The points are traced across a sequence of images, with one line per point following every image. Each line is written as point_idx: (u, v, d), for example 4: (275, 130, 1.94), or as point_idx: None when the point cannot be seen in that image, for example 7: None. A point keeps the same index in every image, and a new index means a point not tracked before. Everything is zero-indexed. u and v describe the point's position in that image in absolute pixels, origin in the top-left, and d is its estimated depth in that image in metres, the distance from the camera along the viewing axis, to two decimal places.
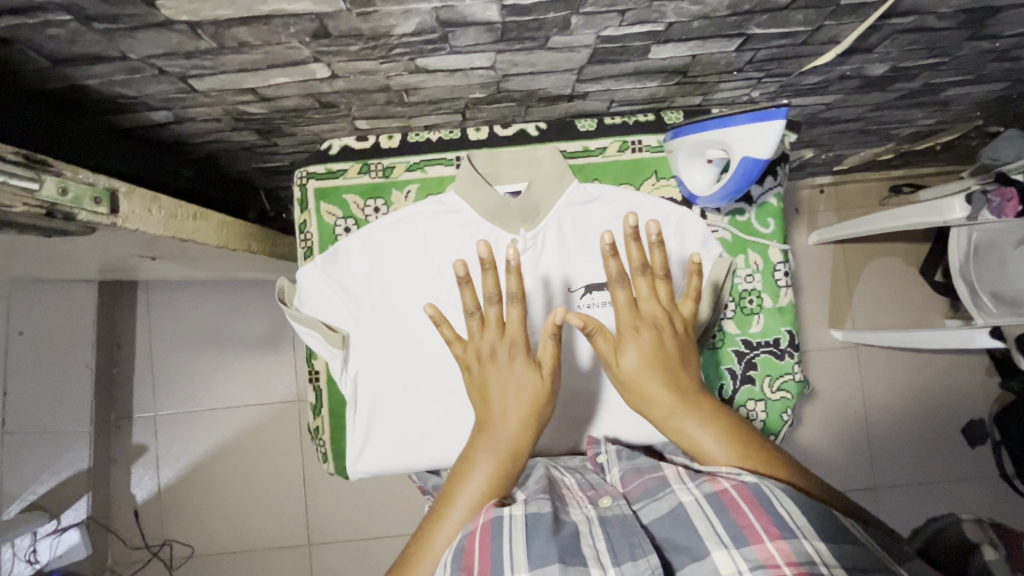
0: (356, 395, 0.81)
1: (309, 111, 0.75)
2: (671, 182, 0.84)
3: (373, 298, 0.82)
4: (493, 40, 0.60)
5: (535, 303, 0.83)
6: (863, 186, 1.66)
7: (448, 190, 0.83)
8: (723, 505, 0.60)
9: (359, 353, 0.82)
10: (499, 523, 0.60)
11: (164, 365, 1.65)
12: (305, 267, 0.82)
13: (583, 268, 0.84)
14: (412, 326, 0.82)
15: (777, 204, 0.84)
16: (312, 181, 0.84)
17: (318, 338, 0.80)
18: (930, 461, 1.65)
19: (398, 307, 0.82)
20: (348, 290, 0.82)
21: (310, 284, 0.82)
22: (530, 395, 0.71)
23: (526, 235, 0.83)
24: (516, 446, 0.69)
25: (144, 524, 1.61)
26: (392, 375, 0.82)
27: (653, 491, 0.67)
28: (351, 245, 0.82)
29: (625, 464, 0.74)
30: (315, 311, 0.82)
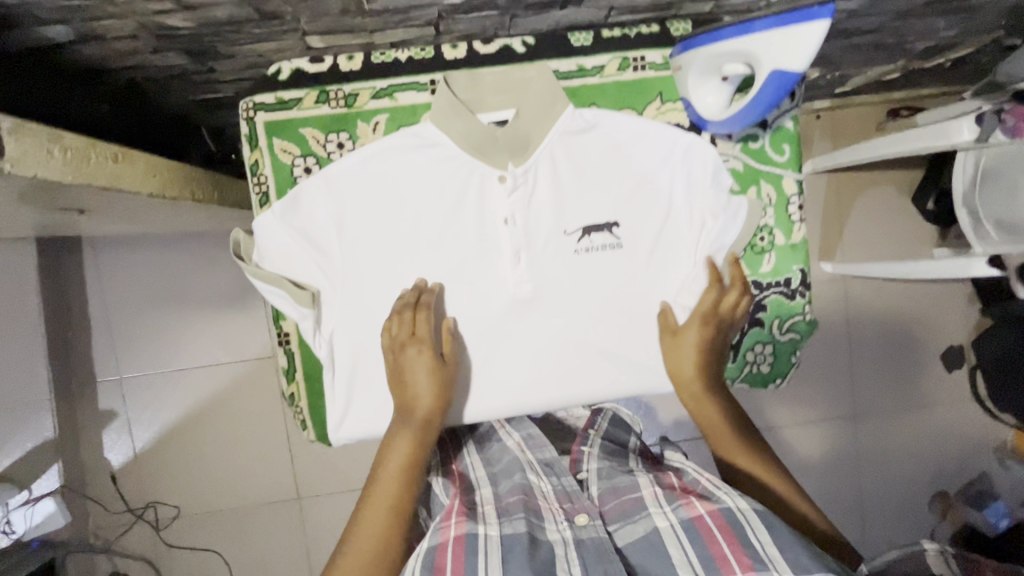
0: (333, 357, 0.74)
1: (248, 24, 0.62)
2: (677, 106, 0.75)
3: (344, 251, 0.72)
4: None
5: (505, 233, 0.73)
6: (861, 110, 1.57)
7: (423, 120, 0.72)
8: (696, 531, 0.61)
9: (332, 312, 0.73)
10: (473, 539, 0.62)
11: (123, 326, 1.53)
12: (260, 216, 0.71)
13: (581, 208, 0.75)
14: (392, 278, 0.74)
15: (792, 128, 0.76)
16: (261, 113, 0.71)
17: (285, 298, 0.70)
18: (908, 387, 1.69)
19: (373, 258, 0.73)
20: (314, 241, 0.72)
21: (268, 233, 0.70)
22: (436, 377, 0.71)
23: (516, 172, 0.72)
24: (431, 425, 0.70)
25: (124, 488, 1.55)
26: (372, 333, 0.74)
27: (631, 510, 0.67)
28: (313, 188, 0.70)
29: (603, 483, 0.74)
30: (276, 266, 0.71)
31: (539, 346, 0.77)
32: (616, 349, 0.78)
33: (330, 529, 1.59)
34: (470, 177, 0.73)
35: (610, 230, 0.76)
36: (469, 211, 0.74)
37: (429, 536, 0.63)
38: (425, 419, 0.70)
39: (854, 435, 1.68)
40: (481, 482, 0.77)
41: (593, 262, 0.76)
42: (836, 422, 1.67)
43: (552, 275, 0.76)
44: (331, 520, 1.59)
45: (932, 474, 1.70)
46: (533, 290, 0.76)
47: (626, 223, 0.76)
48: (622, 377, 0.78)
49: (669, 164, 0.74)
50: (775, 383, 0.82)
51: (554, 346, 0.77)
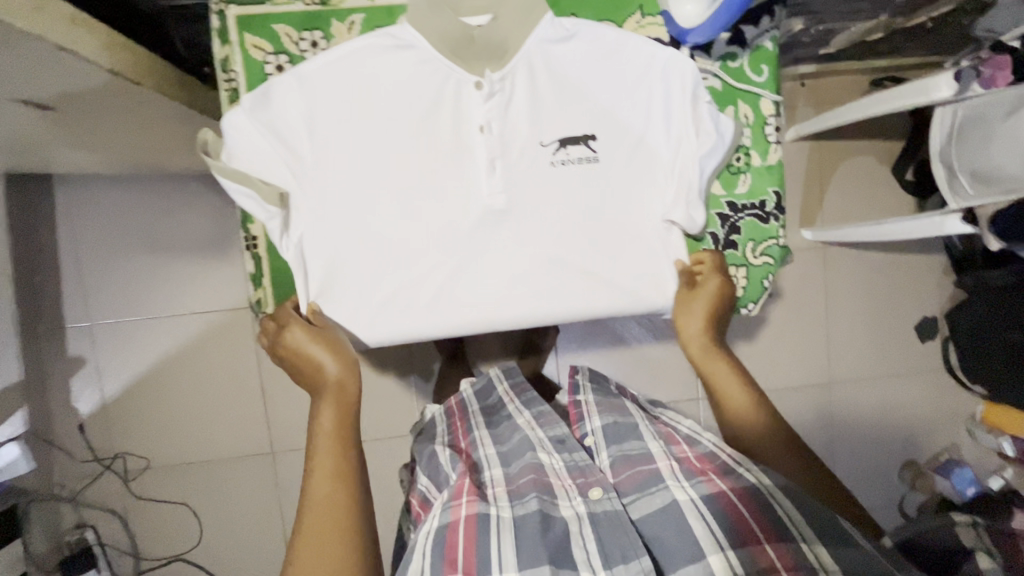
0: (302, 261, 0.79)
1: None
2: (655, 21, 0.81)
3: (325, 150, 0.76)
4: None
5: (478, 146, 0.78)
6: (845, 78, 1.59)
7: (401, 19, 0.76)
8: (716, 505, 0.66)
9: (302, 217, 0.78)
10: (485, 522, 0.68)
11: (95, 270, 1.49)
12: (229, 112, 0.74)
13: (556, 121, 0.80)
14: (374, 176, 0.78)
15: (771, 49, 0.82)
16: (233, 7, 0.73)
17: (252, 197, 0.74)
18: (883, 356, 1.71)
19: (356, 156, 0.77)
20: (292, 139, 0.75)
21: (240, 131, 0.74)
22: (324, 340, 0.78)
23: (493, 77, 0.77)
24: (342, 386, 0.77)
25: (91, 437, 1.52)
26: (341, 237, 0.79)
27: (649, 483, 0.73)
28: (285, 84, 0.74)
29: (613, 450, 0.81)
30: (252, 162, 0.75)
31: (510, 253, 0.82)
32: (594, 251, 0.84)
33: None
34: (447, 82, 0.77)
35: (588, 143, 0.81)
36: (445, 116, 0.78)
37: (440, 516, 0.70)
38: (337, 384, 0.77)
39: (829, 402, 1.70)
40: (492, 461, 0.84)
41: (570, 173, 0.82)
42: (812, 389, 1.69)
43: (526, 183, 0.81)
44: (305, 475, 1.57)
45: (904, 442, 1.73)
46: (507, 198, 0.80)
47: (602, 137, 0.81)
48: (581, 288, 0.84)
49: (635, 76, 0.80)
50: (747, 307, 0.91)
51: (526, 252, 0.82)
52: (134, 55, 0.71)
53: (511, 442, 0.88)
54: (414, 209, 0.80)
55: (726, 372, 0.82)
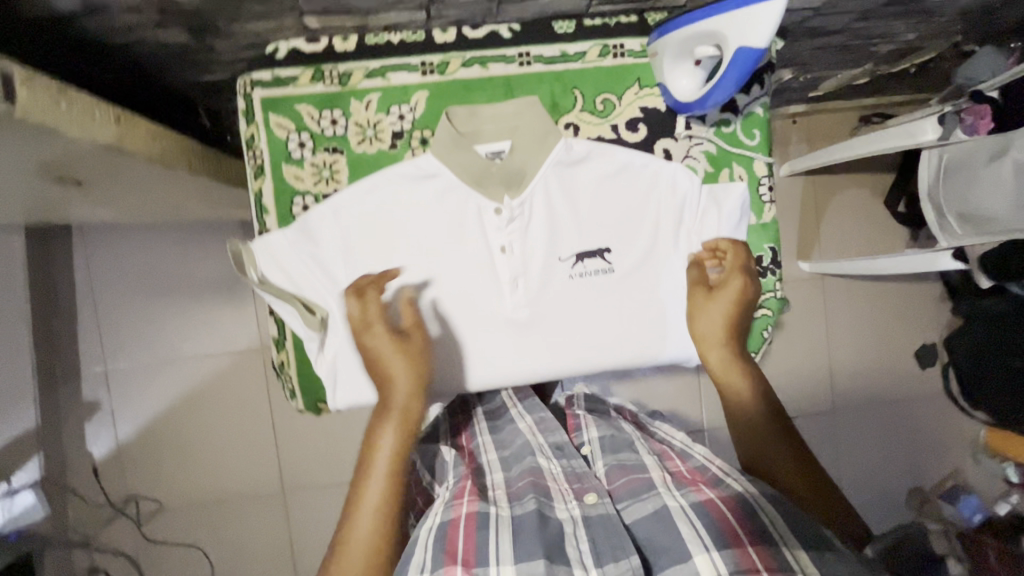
0: (332, 381, 0.76)
1: (248, 4, 0.65)
2: (655, 92, 0.78)
3: (352, 277, 0.75)
4: None
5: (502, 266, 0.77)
6: (834, 115, 1.64)
7: (418, 100, 0.75)
8: (704, 509, 0.65)
9: (336, 340, 0.75)
10: (485, 519, 0.65)
11: (111, 316, 1.53)
12: (264, 237, 0.74)
13: (578, 235, 0.78)
14: (396, 299, 0.76)
15: (763, 114, 0.82)
16: (258, 90, 0.74)
17: (293, 314, 0.74)
18: (884, 383, 1.74)
19: (381, 282, 0.75)
20: (323, 265, 0.75)
21: (276, 253, 0.74)
22: (407, 355, 0.72)
23: (511, 203, 0.76)
24: (409, 410, 0.70)
25: (106, 480, 1.53)
26: (366, 354, 0.76)
27: (640, 489, 0.72)
28: (319, 216, 0.74)
29: (610, 461, 0.82)
30: (284, 281, 0.74)
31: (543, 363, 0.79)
32: (620, 358, 0.81)
33: (315, 522, 1.58)
34: (466, 205, 0.76)
35: (601, 256, 0.79)
36: (468, 236, 0.76)
37: (440, 513, 0.67)
38: (403, 409, 0.70)
39: (832, 431, 1.72)
40: (494, 467, 0.84)
41: (591, 286, 0.79)
42: (815, 418, 1.71)
43: (547, 300, 0.79)
44: (316, 514, 1.58)
45: (909, 468, 1.74)
46: (530, 311, 0.78)
47: (616, 249, 0.79)
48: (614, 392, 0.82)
49: (656, 191, 0.79)
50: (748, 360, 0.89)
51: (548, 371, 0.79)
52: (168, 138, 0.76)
53: (514, 446, 0.89)
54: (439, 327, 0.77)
55: (739, 378, 0.76)
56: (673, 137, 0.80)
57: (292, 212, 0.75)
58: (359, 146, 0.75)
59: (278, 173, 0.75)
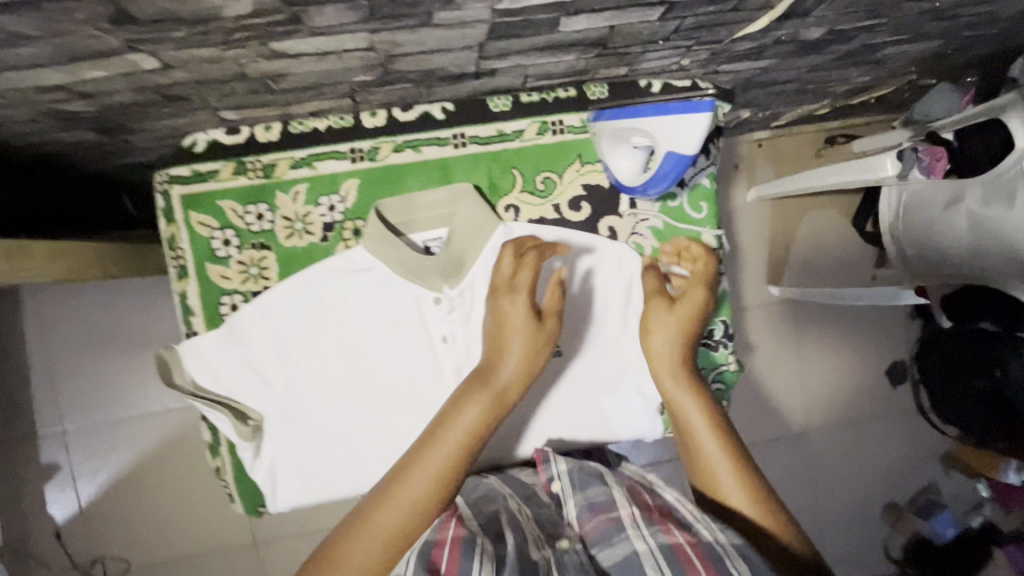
0: (272, 486, 0.73)
1: (153, 106, 0.61)
2: (597, 167, 0.77)
3: (287, 379, 0.72)
4: (361, 19, 0.48)
5: (445, 359, 0.74)
6: (799, 138, 1.62)
7: (348, 189, 0.72)
8: (678, 561, 0.53)
9: (274, 443, 0.72)
10: (471, 546, 0.54)
11: (66, 375, 1.47)
12: (192, 341, 0.71)
13: None
14: (336, 399, 0.73)
15: (710, 185, 0.80)
16: (177, 187, 0.70)
17: (226, 420, 0.70)
18: (857, 403, 1.74)
19: (319, 382, 0.72)
20: (257, 368, 0.71)
21: (204, 358, 0.71)
22: (531, 336, 0.67)
23: (451, 293, 0.73)
24: (506, 391, 0.65)
25: (69, 543, 1.48)
26: (308, 455, 0.73)
27: (607, 534, 0.59)
28: (249, 317, 0.71)
29: (579, 499, 0.66)
30: (216, 387, 0.71)
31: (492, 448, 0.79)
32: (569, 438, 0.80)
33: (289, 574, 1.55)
34: (405, 297, 0.73)
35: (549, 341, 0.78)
36: (409, 328, 0.73)
37: (427, 533, 0.58)
38: (502, 389, 0.65)
39: (807, 453, 1.72)
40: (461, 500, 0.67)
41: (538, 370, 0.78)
42: (790, 441, 1.71)
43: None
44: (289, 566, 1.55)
45: (883, 485, 1.75)
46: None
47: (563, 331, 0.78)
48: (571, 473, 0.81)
49: (600, 270, 0.79)
50: None
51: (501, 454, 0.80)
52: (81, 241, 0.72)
53: (482, 486, 0.72)
54: (381, 423, 0.74)
55: (694, 399, 0.69)
56: (617, 215, 0.79)
57: (220, 313, 0.71)
58: (288, 240, 0.72)
59: (203, 273, 0.71)
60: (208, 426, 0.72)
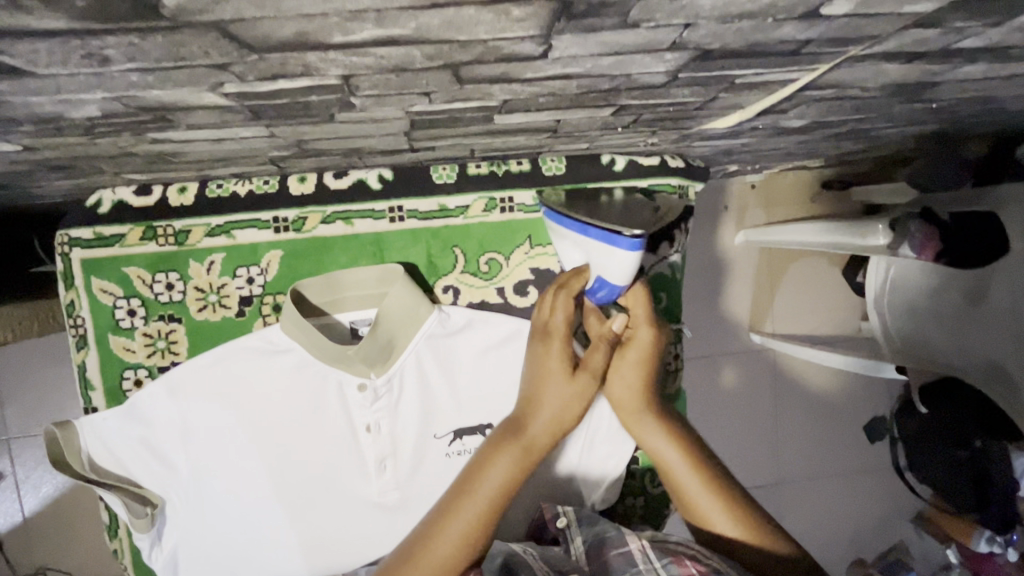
0: (172, 574, 0.67)
1: (37, 173, 0.54)
2: (547, 251, 0.70)
3: (192, 463, 0.66)
4: (247, 118, 0.41)
5: (367, 449, 0.68)
6: (795, 180, 1.53)
7: (268, 262, 0.66)
8: None
9: (176, 529, 0.67)
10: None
11: (10, 384, 1.41)
12: (91, 415, 0.65)
13: (455, 410, 0.70)
14: (245, 486, 0.67)
15: (671, 275, 0.75)
16: (77, 251, 0.63)
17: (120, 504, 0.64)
18: (831, 456, 1.69)
19: (229, 468, 0.67)
20: (159, 450, 0.66)
21: (103, 435, 0.65)
22: (572, 392, 0.63)
23: (377, 382, 0.67)
24: (540, 446, 0.62)
25: (9, 554, 1.44)
26: (212, 544, 0.67)
27: (621, 568, 0.58)
28: (152, 394, 0.65)
29: (587, 533, 0.65)
30: (113, 468, 0.65)
31: None
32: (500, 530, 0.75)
33: None
34: (326, 381, 0.67)
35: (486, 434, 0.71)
36: (329, 412, 0.68)
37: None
38: (532, 443, 0.62)
39: (777, 504, 1.68)
40: None
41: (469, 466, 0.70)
42: (760, 492, 1.67)
43: (422, 487, 0.69)
44: None
45: (850, 540, 1.72)
46: (400, 496, 0.69)
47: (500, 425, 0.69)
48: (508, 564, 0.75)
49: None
50: None
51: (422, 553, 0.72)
52: None
53: None
54: (293, 515, 0.68)
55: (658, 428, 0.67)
56: None
57: (122, 387, 0.66)
58: (199, 313, 0.66)
59: (104, 344, 0.65)
60: (105, 510, 0.66)
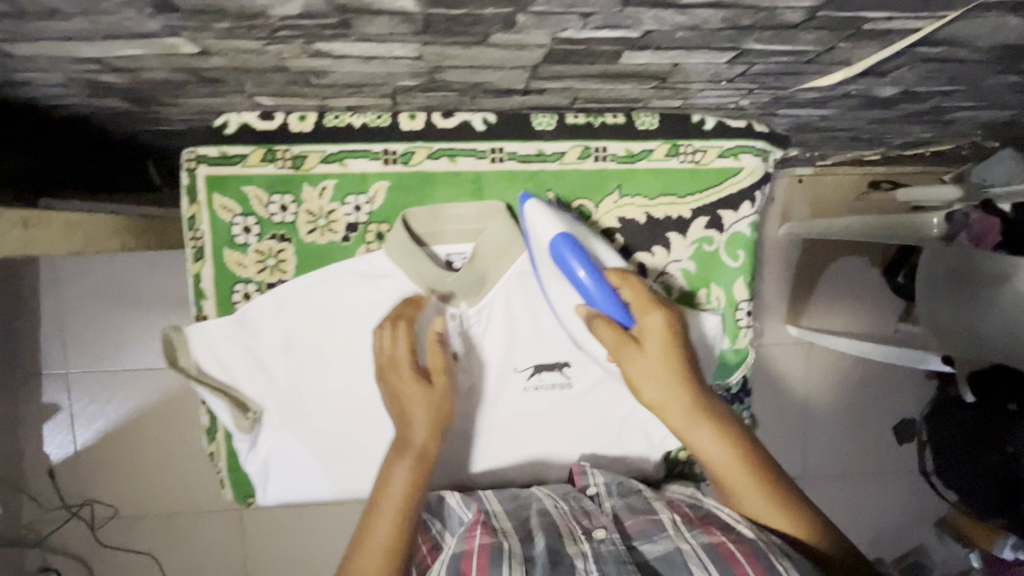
0: (265, 476, 0.72)
1: (188, 85, 0.59)
2: (634, 201, 0.74)
3: (291, 376, 0.71)
4: (413, 31, 0.46)
5: (455, 375, 0.74)
6: (843, 178, 1.54)
7: (376, 191, 0.71)
8: (720, 558, 0.58)
9: (272, 436, 0.72)
10: (501, 555, 0.60)
11: (76, 325, 1.46)
12: (200, 323, 0.70)
13: (536, 347, 0.75)
14: (335, 401, 0.72)
15: (750, 234, 0.76)
16: (202, 167, 0.68)
17: (225, 407, 0.69)
18: (861, 455, 1.68)
19: (323, 383, 0.71)
20: (262, 361, 0.71)
21: (212, 342, 0.70)
22: (427, 404, 0.66)
23: (467, 312, 0.73)
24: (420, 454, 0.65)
25: (61, 483, 1.51)
26: (304, 452, 0.72)
27: (649, 532, 0.65)
28: (262, 307, 0.70)
29: (618, 500, 0.71)
30: (218, 373, 0.70)
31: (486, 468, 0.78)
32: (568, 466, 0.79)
33: (267, 542, 1.55)
34: None
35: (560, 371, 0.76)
36: None
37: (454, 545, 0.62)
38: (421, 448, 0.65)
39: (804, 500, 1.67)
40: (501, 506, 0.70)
41: (545, 399, 0.77)
42: None
43: (498, 410, 0.76)
44: (268, 536, 1.56)
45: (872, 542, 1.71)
46: (478, 422, 0.76)
47: (576, 364, 0.76)
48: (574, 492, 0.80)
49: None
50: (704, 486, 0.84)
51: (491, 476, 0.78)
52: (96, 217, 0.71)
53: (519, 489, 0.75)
54: (381, 432, 0.73)
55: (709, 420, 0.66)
56: (650, 252, 0.75)
57: (231, 299, 0.71)
58: (309, 235, 0.71)
59: (219, 257, 0.70)
60: (207, 413, 0.71)
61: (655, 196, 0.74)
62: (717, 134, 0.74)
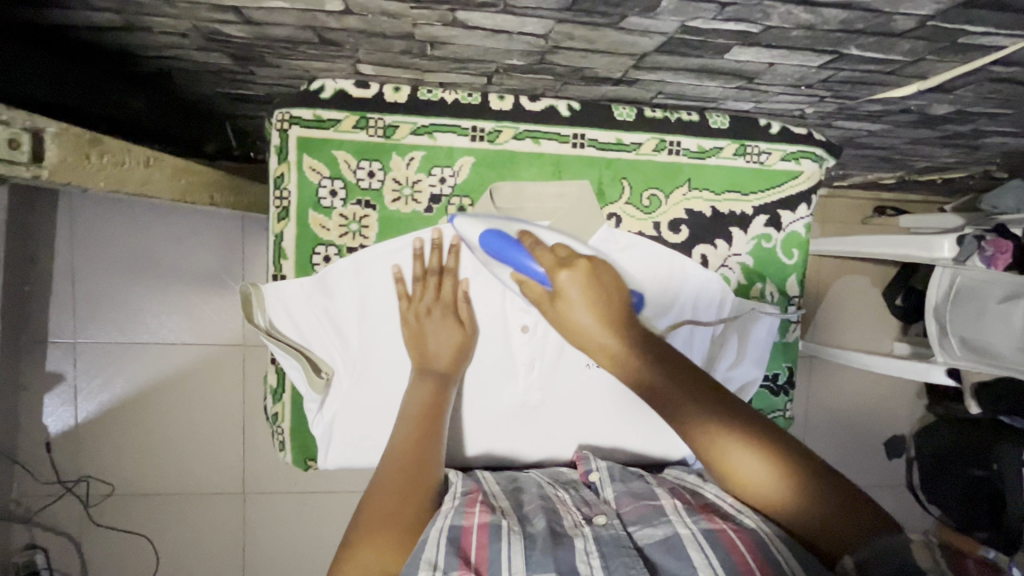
0: (330, 435, 0.75)
1: (304, 45, 0.60)
2: (702, 193, 0.79)
3: (362, 339, 0.74)
4: (559, 7, 0.49)
5: (521, 346, 0.78)
6: (851, 201, 1.60)
7: (462, 165, 0.74)
8: (722, 546, 0.52)
9: (340, 395, 0.75)
10: (500, 531, 0.54)
11: (88, 288, 1.30)
12: (279, 282, 0.73)
13: None
14: (405, 364, 0.75)
15: (804, 235, 0.83)
16: (295, 128, 0.71)
17: (298, 366, 0.72)
18: (867, 472, 1.70)
19: (393, 348, 0.75)
20: (335, 322, 0.74)
21: (291, 300, 0.73)
22: (458, 341, 0.74)
23: None
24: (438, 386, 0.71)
25: (58, 457, 1.32)
26: (371, 412, 0.75)
27: (650, 516, 0.58)
28: (341, 270, 0.73)
29: (619, 486, 0.65)
30: (293, 332, 0.73)
31: (545, 442, 0.80)
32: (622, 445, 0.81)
33: (271, 539, 1.39)
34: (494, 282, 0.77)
35: None
36: (495, 313, 0.77)
37: (450, 517, 0.55)
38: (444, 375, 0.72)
39: None
40: (501, 496, 0.64)
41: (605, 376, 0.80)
42: None
43: (559, 385, 0.79)
44: (272, 538, 1.39)
45: None
46: (542, 395, 0.79)
47: None
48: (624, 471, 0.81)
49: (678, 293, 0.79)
50: None
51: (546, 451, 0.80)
52: (189, 172, 0.72)
53: (518, 483, 0.69)
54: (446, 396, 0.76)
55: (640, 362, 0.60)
56: (713, 244, 0.81)
57: (311, 261, 0.73)
58: (393, 204, 0.74)
59: (303, 218, 0.73)
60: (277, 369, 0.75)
61: (722, 191, 0.80)
62: (780, 139, 0.79)
